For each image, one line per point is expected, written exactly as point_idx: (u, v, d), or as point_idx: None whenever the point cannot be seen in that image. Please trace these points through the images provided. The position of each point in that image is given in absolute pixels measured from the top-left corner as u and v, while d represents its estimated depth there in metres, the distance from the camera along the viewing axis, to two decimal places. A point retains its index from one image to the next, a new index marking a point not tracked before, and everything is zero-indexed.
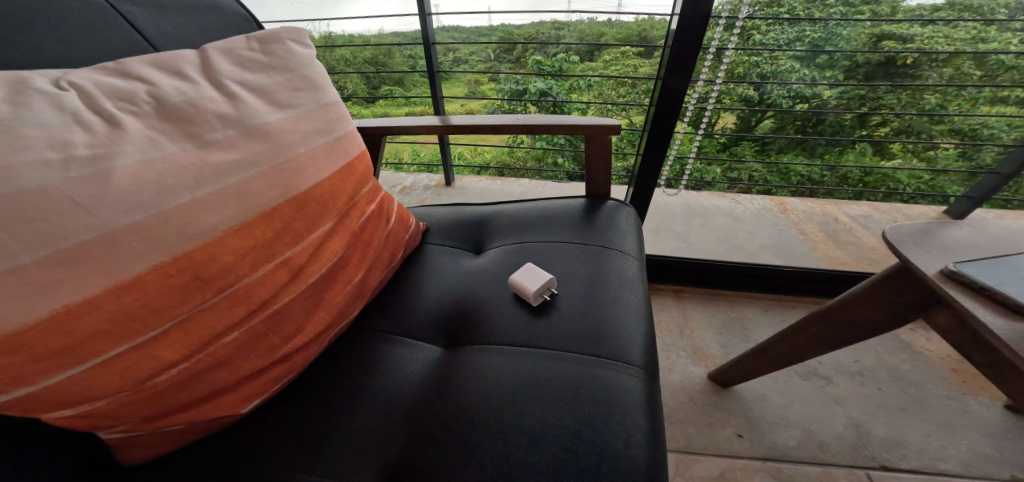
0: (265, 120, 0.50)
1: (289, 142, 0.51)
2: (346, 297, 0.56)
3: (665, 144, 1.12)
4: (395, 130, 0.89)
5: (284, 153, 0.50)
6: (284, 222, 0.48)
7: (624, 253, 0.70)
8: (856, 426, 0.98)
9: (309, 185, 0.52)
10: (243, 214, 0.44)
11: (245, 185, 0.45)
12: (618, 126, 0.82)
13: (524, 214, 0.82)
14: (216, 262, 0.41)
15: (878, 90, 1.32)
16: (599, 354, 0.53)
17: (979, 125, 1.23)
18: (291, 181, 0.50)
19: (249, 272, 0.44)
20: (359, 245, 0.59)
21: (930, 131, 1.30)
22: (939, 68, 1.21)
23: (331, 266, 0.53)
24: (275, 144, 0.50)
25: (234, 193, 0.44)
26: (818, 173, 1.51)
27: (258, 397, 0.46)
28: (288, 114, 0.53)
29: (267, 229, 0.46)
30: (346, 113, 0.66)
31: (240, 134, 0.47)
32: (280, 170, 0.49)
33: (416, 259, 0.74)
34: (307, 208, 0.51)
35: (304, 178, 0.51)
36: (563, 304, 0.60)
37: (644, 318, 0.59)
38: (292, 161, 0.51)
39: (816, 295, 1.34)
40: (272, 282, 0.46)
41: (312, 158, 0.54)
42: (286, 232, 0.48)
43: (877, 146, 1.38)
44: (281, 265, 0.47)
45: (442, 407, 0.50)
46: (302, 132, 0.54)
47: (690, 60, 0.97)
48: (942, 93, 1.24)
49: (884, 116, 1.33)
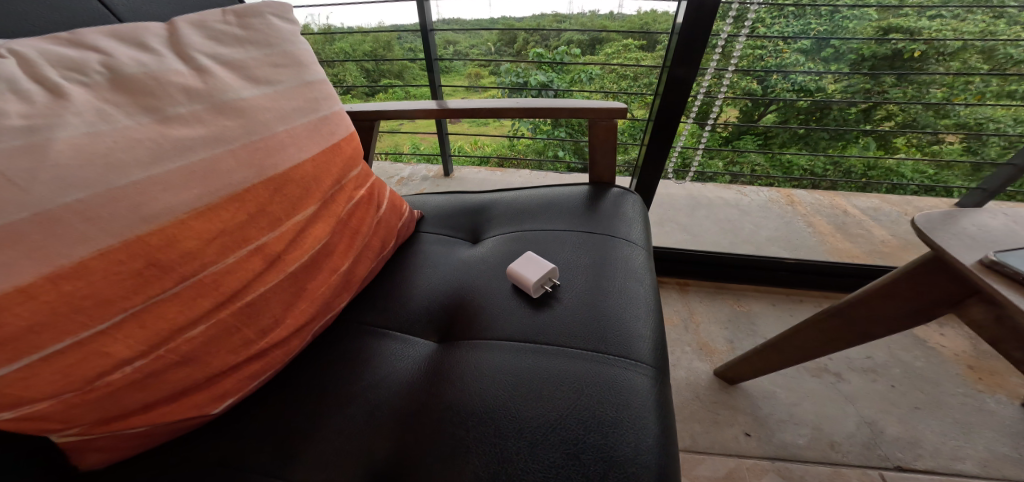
0: (238, 96, 0.46)
1: (265, 119, 0.47)
2: (332, 288, 0.51)
3: (670, 134, 1.07)
4: (389, 115, 0.84)
5: (259, 131, 0.46)
6: (259, 204, 0.44)
7: (631, 242, 0.66)
8: (869, 424, 0.95)
9: (289, 166, 0.48)
10: (208, 195, 0.40)
11: (212, 163, 0.41)
12: (624, 109, 0.76)
13: (523, 202, 0.78)
14: (175, 248, 0.37)
15: (885, 83, 1.26)
16: (605, 352, 0.49)
17: (985, 118, 1.18)
18: (266, 161, 0.45)
19: (217, 259, 0.40)
20: (346, 232, 0.55)
21: (935, 126, 1.24)
22: (945, 62, 1.17)
23: (314, 254, 0.49)
24: (249, 121, 0.45)
25: (200, 171, 0.40)
26: (823, 166, 1.49)
27: (230, 396, 0.42)
28: (267, 91, 0.49)
29: (238, 212, 0.42)
30: (333, 93, 0.62)
31: (207, 109, 0.43)
32: (253, 148, 0.44)
33: (410, 249, 0.70)
34: (286, 191, 0.47)
35: (282, 158, 0.47)
36: (565, 296, 0.56)
37: (653, 312, 0.55)
38: (267, 139, 0.46)
39: (826, 289, 1.30)
40: (245, 271, 0.42)
41: (293, 137, 0.49)
42: (261, 216, 0.44)
43: (881, 139, 1.35)
44: (255, 253, 0.43)
45: (434, 406, 0.46)
46: (282, 109, 0.50)
47: (699, 47, 0.91)
48: (949, 87, 1.18)
49: (890, 110, 1.28)
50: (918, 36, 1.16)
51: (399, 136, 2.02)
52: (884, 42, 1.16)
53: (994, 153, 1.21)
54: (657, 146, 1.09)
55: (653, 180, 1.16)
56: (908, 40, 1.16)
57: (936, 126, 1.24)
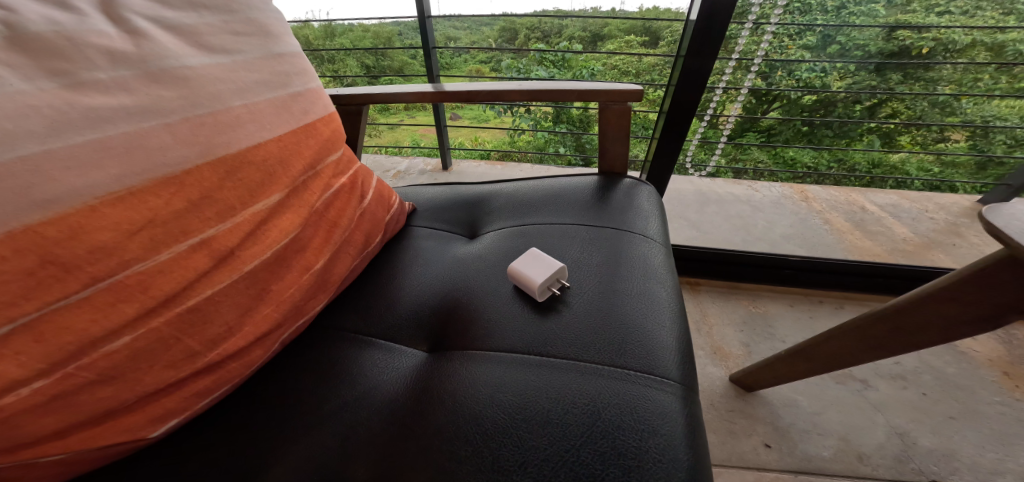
0: (184, 63, 0.38)
1: (216, 90, 0.40)
2: (302, 289, 0.45)
3: (684, 128, 0.96)
4: (378, 99, 0.75)
5: (208, 104, 0.39)
6: (204, 190, 0.37)
7: (647, 238, 0.58)
8: (899, 435, 0.88)
9: (245, 146, 0.41)
10: (132, 177, 0.33)
11: (137, 139, 0.34)
12: (641, 91, 0.68)
13: (526, 194, 0.70)
14: (84, 241, 0.30)
15: (892, 79, 1.19)
16: (623, 366, 0.42)
17: (991, 117, 1.17)
18: (215, 139, 0.38)
19: (146, 256, 0.33)
20: (320, 225, 0.48)
21: (942, 123, 1.22)
22: (949, 62, 1.15)
23: (278, 249, 0.42)
24: (194, 92, 0.38)
25: (120, 148, 0.33)
26: (827, 163, 1.42)
27: (173, 417, 0.35)
28: (222, 60, 0.41)
29: (175, 199, 0.35)
30: (310, 70, 0.54)
31: (138, 76, 0.35)
32: (198, 124, 0.37)
33: (400, 244, 0.62)
34: (240, 176, 0.40)
35: (235, 136, 0.40)
36: (576, 299, 0.49)
37: (677, 319, 0.47)
38: (217, 113, 0.39)
39: (847, 289, 1.22)
40: (184, 270, 0.35)
41: (253, 113, 0.42)
42: (207, 204, 0.37)
43: (886, 136, 1.32)
44: (198, 248, 0.36)
45: (419, 430, 0.39)
46: (240, 81, 0.42)
47: (719, 35, 0.81)
48: (955, 84, 1.17)
49: (896, 108, 1.26)
50: (924, 33, 1.11)
51: (400, 130, 1.94)
52: (891, 39, 1.12)
53: (1000, 150, 1.20)
54: (668, 142, 0.99)
55: (664, 180, 1.07)
56: (915, 37, 1.12)
57: (943, 121, 1.21)
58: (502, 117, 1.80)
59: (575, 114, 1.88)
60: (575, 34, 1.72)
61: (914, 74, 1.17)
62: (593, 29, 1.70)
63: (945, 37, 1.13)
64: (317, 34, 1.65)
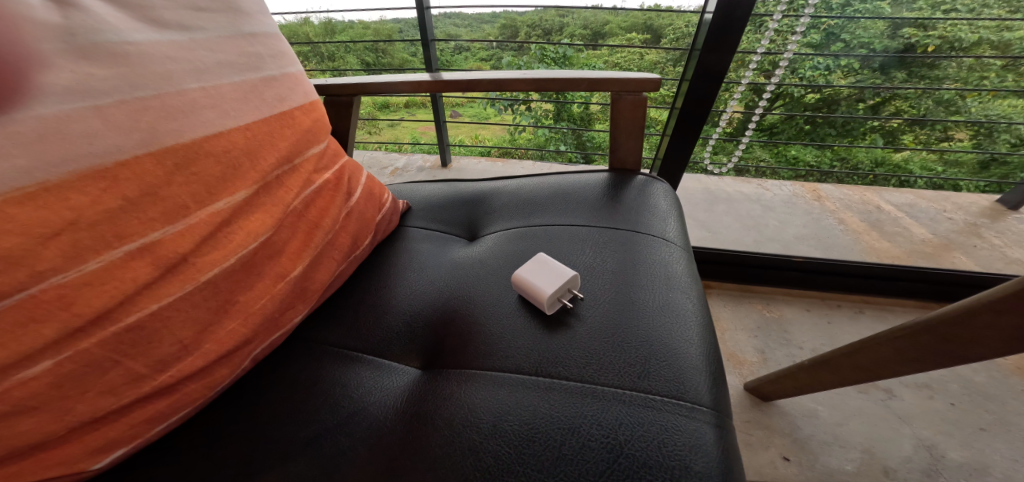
0: (126, 39, 0.32)
1: (167, 72, 0.34)
2: (275, 299, 0.39)
3: (698, 124, 0.90)
4: (371, 90, 0.69)
5: (156, 86, 0.33)
6: (146, 187, 0.31)
7: (667, 241, 0.52)
8: (927, 448, 0.83)
9: (199, 135, 0.35)
10: (46, 170, 0.27)
11: (58, 127, 0.28)
12: (659, 80, 0.63)
13: (531, 192, 0.64)
14: None
15: (895, 79, 1.08)
16: (646, 390, 0.36)
17: (997, 116, 1.09)
18: (162, 126, 0.33)
19: (68, 265, 0.28)
20: (296, 226, 0.42)
21: (945, 122, 1.13)
22: (958, 60, 1.04)
23: (244, 254, 0.37)
24: (138, 73, 0.32)
25: (36, 138, 0.27)
26: (830, 161, 1.33)
27: (118, 448, 0.30)
28: (177, 37, 0.36)
29: (107, 196, 0.29)
30: (289, 53, 0.48)
31: (63, 51, 0.29)
32: (139, 109, 0.32)
33: (394, 246, 0.57)
34: (195, 170, 0.34)
35: (189, 123, 0.34)
36: (589, 312, 0.43)
37: (704, 334, 0.42)
38: (165, 97, 0.33)
39: (866, 293, 1.16)
40: (122, 281, 0.30)
41: (212, 98, 0.36)
42: (151, 203, 0.32)
43: (889, 135, 1.23)
44: (139, 255, 0.31)
45: (410, 463, 0.34)
46: (199, 62, 0.36)
47: (740, 28, 0.74)
48: (961, 83, 1.07)
49: (900, 106, 1.17)
50: (930, 30, 1.02)
51: (400, 127, 1.89)
52: (895, 37, 1.02)
53: (1002, 148, 1.14)
54: (679, 139, 0.94)
55: (675, 181, 1.01)
56: (921, 35, 1.02)
57: (946, 120, 1.14)
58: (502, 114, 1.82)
59: (576, 111, 1.77)
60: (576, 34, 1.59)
61: (919, 72, 1.06)
62: (596, 27, 1.59)
63: (953, 34, 1.02)
64: (316, 33, 1.61)
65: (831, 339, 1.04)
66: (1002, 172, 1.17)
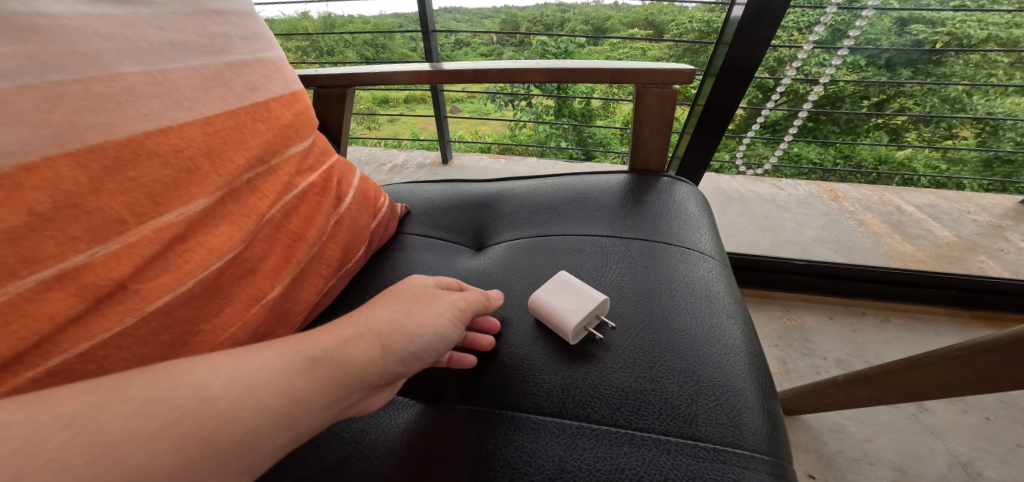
0: (39, 11, 0.25)
1: (96, 51, 0.27)
2: (248, 327, 0.32)
3: (723, 122, 0.83)
4: (367, 81, 0.62)
5: (81, 68, 0.26)
6: (65, 198, 0.24)
7: (699, 252, 0.46)
8: (963, 466, 0.76)
9: (145, 131, 0.28)
10: None
11: None
12: (692, 72, 0.56)
13: (543, 195, 0.58)
14: None
15: (902, 75, 0.99)
16: (694, 439, 0.30)
17: (1004, 114, 1.00)
18: (85, 119, 0.25)
19: None
20: (275, 237, 0.36)
21: (950, 120, 1.02)
22: (966, 55, 0.93)
23: (206, 276, 0.30)
24: (52, 52, 0.25)
25: None
26: (833, 159, 1.22)
27: None
28: (114, 11, 0.29)
29: (4, 211, 0.21)
30: (265, 32, 0.42)
31: None
32: (60, 99, 0.24)
33: (392, 256, 0.50)
34: (133, 174, 0.27)
35: (124, 116, 0.27)
36: (618, 342, 0.37)
37: (754, 364, 0.36)
38: (92, 82, 0.26)
39: (892, 300, 1.07)
40: (35, 318, 0.22)
41: (160, 85, 0.30)
42: (72, 215, 0.24)
43: (893, 132, 1.09)
44: (56, 284, 0.23)
45: None
46: (143, 41, 0.30)
47: (775, 19, 0.67)
48: (969, 80, 0.96)
49: (905, 103, 1.03)
50: (938, 26, 0.90)
51: (400, 123, 1.83)
52: (905, 33, 0.90)
53: (1007, 146, 1.05)
54: (701, 137, 0.87)
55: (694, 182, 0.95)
56: (929, 32, 0.90)
57: (950, 117, 1.02)
58: (503, 110, 1.72)
59: (578, 108, 1.73)
60: (577, 29, 1.54)
61: (925, 69, 0.96)
62: (596, 23, 1.53)
63: (962, 30, 0.90)
64: (316, 28, 1.55)
65: (857, 350, 0.96)
66: (1005, 170, 1.08)
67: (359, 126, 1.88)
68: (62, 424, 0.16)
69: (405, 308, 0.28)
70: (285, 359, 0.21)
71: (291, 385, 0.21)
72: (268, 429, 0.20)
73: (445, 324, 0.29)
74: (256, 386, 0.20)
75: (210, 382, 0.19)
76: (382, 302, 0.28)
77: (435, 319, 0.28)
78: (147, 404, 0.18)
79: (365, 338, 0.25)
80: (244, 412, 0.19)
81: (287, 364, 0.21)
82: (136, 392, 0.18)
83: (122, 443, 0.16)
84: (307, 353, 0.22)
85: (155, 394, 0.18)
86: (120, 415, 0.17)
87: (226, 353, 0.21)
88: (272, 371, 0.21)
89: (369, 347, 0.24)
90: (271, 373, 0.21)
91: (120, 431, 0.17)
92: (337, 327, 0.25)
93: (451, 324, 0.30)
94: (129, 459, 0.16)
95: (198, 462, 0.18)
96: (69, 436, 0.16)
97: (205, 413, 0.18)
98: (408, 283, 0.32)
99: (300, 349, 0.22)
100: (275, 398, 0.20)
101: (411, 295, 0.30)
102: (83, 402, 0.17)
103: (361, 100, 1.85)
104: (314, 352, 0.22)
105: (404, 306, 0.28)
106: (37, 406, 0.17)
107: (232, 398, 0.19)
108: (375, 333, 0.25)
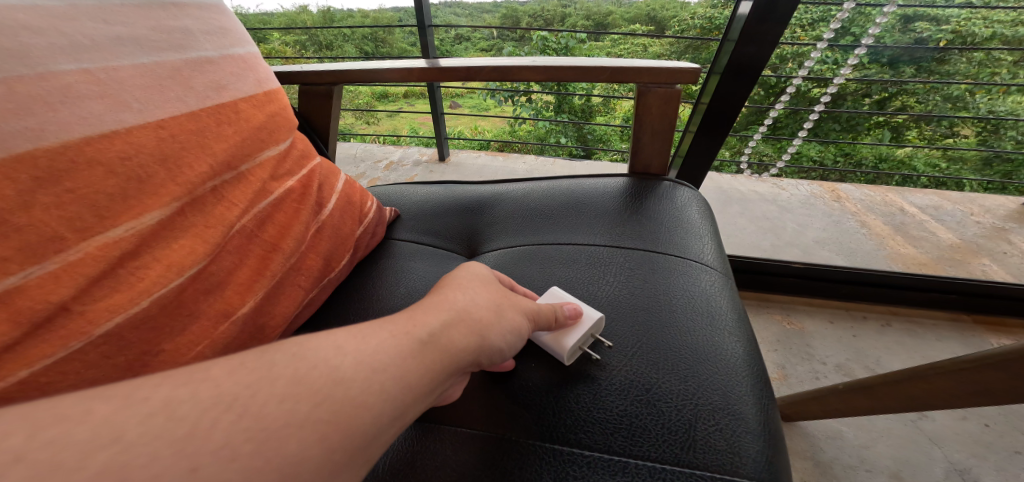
0: None
1: (23, 47, 0.24)
2: (215, 346, 0.30)
3: (729, 118, 0.80)
4: (357, 78, 0.60)
5: (5, 66, 0.23)
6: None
7: (701, 264, 0.44)
8: (960, 474, 0.70)
9: (84, 139, 0.26)
10: None
11: None
12: (697, 71, 0.54)
13: (538, 200, 0.56)
14: None
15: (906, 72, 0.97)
16: (692, 467, 0.28)
17: (1007, 113, 0.96)
18: (9, 123, 0.23)
19: None
20: (247, 250, 0.34)
21: (951, 119, 1.00)
22: (970, 53, 0.91)
23: (165, 294, 0.28)
24: None
25: None
26: (833, 157, 1.21)
27: None
28: (49, 2, 0.27)
29: None
30: (225, 24, 0.40)
31: None
32: None
33: (378, 264, 0.48)
34: (70, 185, 0.24)
35: (57, 120, 0.25)
36: (615, 362, 0.35)
37: (758, 386, 0.34)
38: (16, 82, 0.23)
39: (893, 304, 1.03)
40: None
41: (102, 84, 0.28)
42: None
43: (895, 130, 1.09)
44: None
45: None
46: (84, 36, 0.28)
47: (783, 15, 0.64)
48: (970, 79, 0.94)
49: (906, 102, 1.03)
50: (944, 24, 0.87)
51: (400, 118, 1.81)
52: (908, 31, 0.87)
53: (1009, 146, 1.01)
54: (703, 136, 0.84)
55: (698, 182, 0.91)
56: (933, 30, 0.87)
57: (951, 116, 1.00)
58: (503, 105, 1.69)
59: (577, 104, 1.76)
60: (578, 24, 1.50)
61: (927, 68, 0.95)
62: (597, 18, 1.49)
63: (967, 28, 0.88)
64: (314, 22, 1.50)
65: (858, 355, 0.93)
66: (1005, 170, 1.04)
67: (356, 121, 1.83)
68: (224, 405, 0.16)
69: (496, 300, 0.28)
70: (399, 343, 0.21)
71: (407, 371, 0.20)
72: (387, 417, 0.19)
73: (525, 324, 0.30)
74: (378, 370, 0.20)
75: (341, 364, 0.19)
76: (473, 287, 0.28)
77: (518, 321, 0.29)
78: (290, 386, 0.17)
79: (466, 324, 0.25)
80: (370, 398, 0.19)
81: (401, 347, 0.21)
82: (278, 374, 0.18)
83: (276, 430, 0.16)
84: (416, 337, 0.22)
85: (296, 375, 0.18)
86: (272, 396, 0.17)
87: (344, 333, 0.21)
88: (390, 355, 0.20)
89: (468, 334, 0.24)
90: (390, 356, 0.20)
91: (273, 415, 0.16)
92: (437, 310, 0.25)
93: (527, 324, 0.30)
94: (283, 446, 0.16)
95: (336, 451, 0.17)
96: (232, 417, 0.15)
97: (342, 397, 0.18)
98: (486, 272, 0.31)
99: (409, 332, 0.22)
100: (395, 384, 0.20)
101: (497, 289, 0.30)
102: (235, 381, 0.17)
103: (360, 94, 1.81)
104: (422, 336, 0.22)
105: (495, 297, 0.29)
106: (195, 384, 0.16)
107: (361, 382, 0.19)
108: (473, 321, 0.25)
